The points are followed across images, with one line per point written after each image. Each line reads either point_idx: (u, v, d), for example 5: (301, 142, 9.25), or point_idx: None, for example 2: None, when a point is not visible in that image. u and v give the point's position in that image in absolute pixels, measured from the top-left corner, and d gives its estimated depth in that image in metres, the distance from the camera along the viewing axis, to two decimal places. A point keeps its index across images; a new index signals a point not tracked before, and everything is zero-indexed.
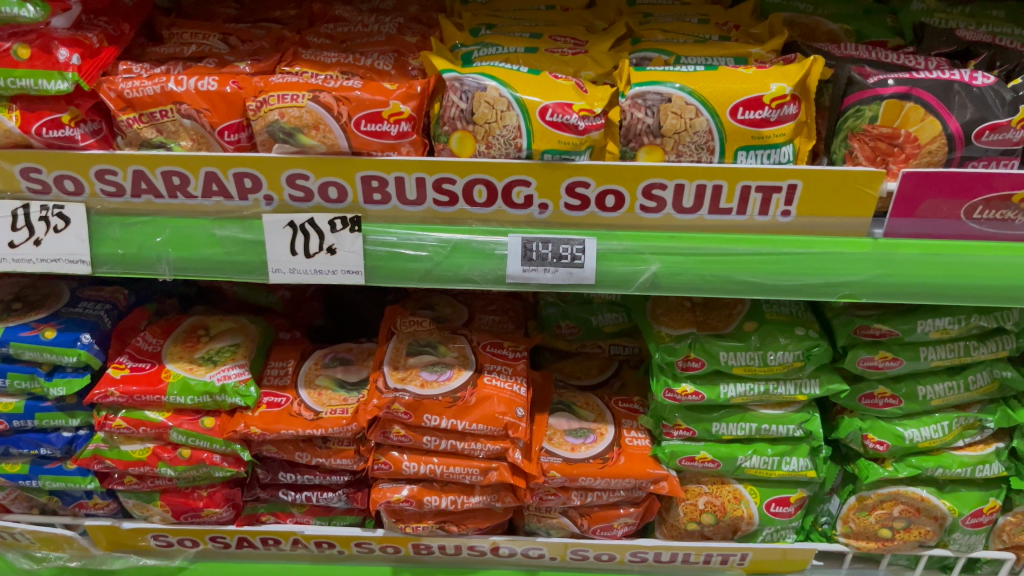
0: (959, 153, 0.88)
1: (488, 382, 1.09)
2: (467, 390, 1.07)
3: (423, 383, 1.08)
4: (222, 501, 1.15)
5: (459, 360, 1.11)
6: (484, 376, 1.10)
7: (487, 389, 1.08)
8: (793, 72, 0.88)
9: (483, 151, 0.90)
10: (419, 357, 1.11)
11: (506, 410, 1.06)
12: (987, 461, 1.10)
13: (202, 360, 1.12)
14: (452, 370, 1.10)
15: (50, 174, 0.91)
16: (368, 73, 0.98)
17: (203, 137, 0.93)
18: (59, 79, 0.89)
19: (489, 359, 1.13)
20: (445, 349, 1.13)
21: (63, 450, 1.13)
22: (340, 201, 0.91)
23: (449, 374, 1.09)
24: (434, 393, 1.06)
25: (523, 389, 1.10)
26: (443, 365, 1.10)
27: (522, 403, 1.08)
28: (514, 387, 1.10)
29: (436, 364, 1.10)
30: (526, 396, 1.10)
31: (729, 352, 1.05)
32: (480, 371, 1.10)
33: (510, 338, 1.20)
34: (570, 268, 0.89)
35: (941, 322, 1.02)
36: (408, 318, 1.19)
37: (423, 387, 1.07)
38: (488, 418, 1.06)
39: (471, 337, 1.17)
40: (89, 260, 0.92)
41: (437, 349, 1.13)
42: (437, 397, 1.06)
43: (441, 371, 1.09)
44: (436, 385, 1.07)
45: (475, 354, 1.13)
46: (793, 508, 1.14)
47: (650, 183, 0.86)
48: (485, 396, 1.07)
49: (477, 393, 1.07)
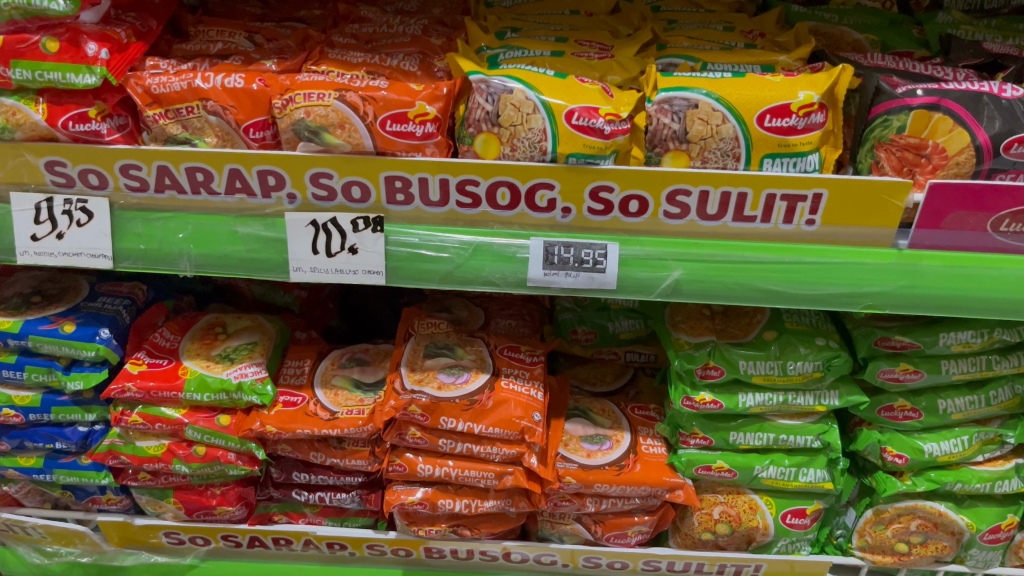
0: (986, 164, 0.87)
1: (505, 386, 1.08)
2: (485, 393, 1.07)
3: (440, 385, 1.07)
4: (235, 499, 1.15)
5: (476, 363, 1.11)
6: (501, 380, 1.09)
7: (505, 393, 1.07)
8: (821, 80, 0.88)
9: (507, 154, 0.90)
10: (436, 359, 1.11)
11: (524, 414, 1.06)
12: (1006, 477, 1.09)
13: (219, 357, 1.12)
14: (470, 373, 1.09)
15: (75, 168, 0.91)
16: (394, 73, 0.98)
17: (228, 134, 0.93)
18: (86, 73, 0.88)
19: (506, 363, 1.12)
20: (462, 352, 1.12)
21: (78, 444, 1.13)
22: (363, 200, 0.91)
23: (466, 377, 1.09)
24: (452, 395, 1.06)
25: (540, 394, 1.10)
26: (460, 368, 1.10)
27: (539, 408, 1.08)
28: (531, 392, 1.09)
29: (454, 367, 1.10)
30: (543, 401, 1.10)
31: (748, 361, 1.05)
32: (497, 374, 1.10)
33: (528, 342, 1.19)
34: (592, 272, 0.88)
35: (962, 335, 1.02)
36: (426, 320, 1.18)
37: (440, 390, 1.06)
38: (505, 421, 1.05)
39: (489, 340, 1.16)
40: (111, 255, 0.92)
41: (454, 351, 1.13)
42: (455, 399, 1.06)
43: (458, 373, 1.09)
44: (453, 388, 1.07)
45: (493, 357, 1.13)
46: (809, 519, 1.14)
47: (675, 189, 0.86)
48: (502, 399, 1.06)
49: (495, 396, 1.06)
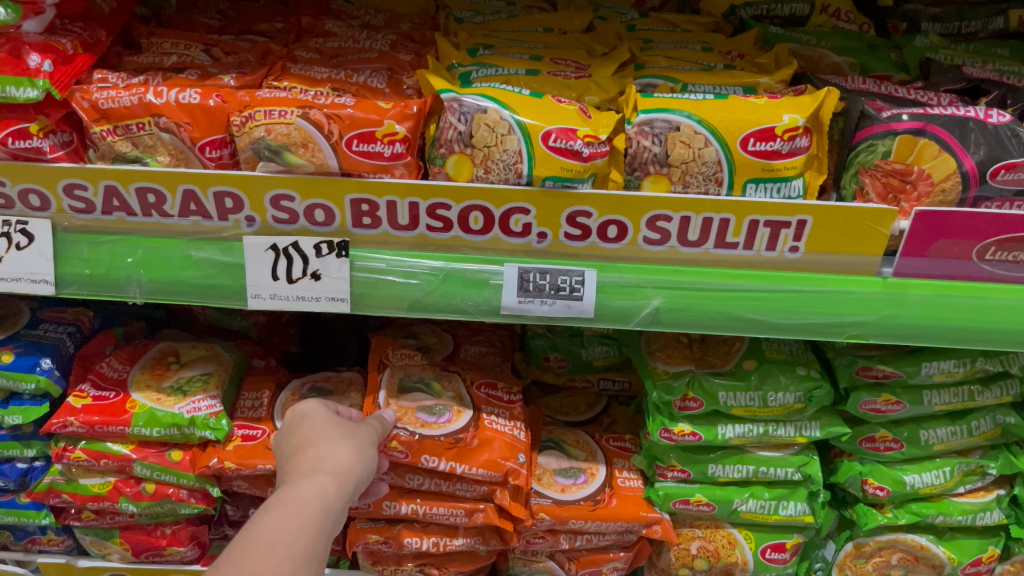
0: (973, 192, 0.85)
1: (489, 425, 1.03)
2: (470, 432, 1.01)
3: (422, 423, 1.00)
4: (187, 539, 1.08)
5: (456, 401, 1.05)
6: (485, 419, 1.04)
7: (489, 433, 1.02)
8: (806, 103, 0.85)
9: (481, 176, 0.85)
10: (414, 395, 1.04)
11: (509, 455, 1.01)
12: (988, 509, 1.07)
13: (171, 390, 1.05)
14: (451, 412, 1.03)
15: (15, 188, 0.85)
16: (361, 90, 0.93)
17: (183, 153, 0.87)
18: (28, 86, 0.82)
19: (485, 401, 1.07)
20: (440, 388, 1.06)
21: (17, 483, 1.05)
22: (327, 224, 0.85)
23: (448, 416, 1.02)
24: (434, 434, 1.00)
25: (522, 435, 1.05)
26: (441, 406, 1.04)
27: (522, 449, 1.03)
28: (515, 432, 1.05)
29: (433, 404, 1.04)
30: (525, 441, 1.05)
31: (728, 392, 1.01)
32: (478, 413, 1.04)
33: (503, 380, 1.15)
34: (568, 300, 0.84)
35: (946, 365, 0.99)
36: (400, 351, 1.11)
37: (422, 427, 1.00)
38: (492, 463, 1.00)
39: (464, 375, 1.11)
40: (54, 281, 0.86)
41: (430, 387, 1.06)
42: (440, 437, 1.00)
43: (439, 412, 1.03)
44: (435, 425, 1.01)
45: (471, 394, 1.07)
46: (789, 554, 1.10)
47: (655, 214, 0.82)
48: (487, 439, 1.01)
49: (480, 436, 1.01)
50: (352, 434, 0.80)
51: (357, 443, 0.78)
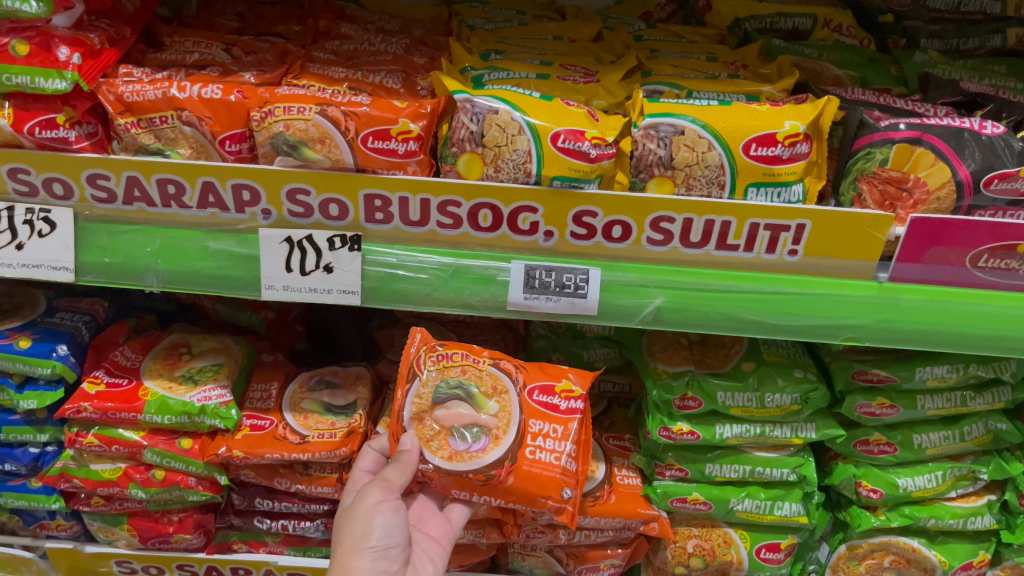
0: (967, 201, 0.88)
1: (530, 456, 0.96)
2: (507, 467, 0.95)
3: (451, 455, 0.96)
4: (193, 527, 1.11)
5: (499, 422, 0.97)
6: (528, 446, 0.97)
7: (527, 467, 0.95)
8: (807, 111, 0.88)
9: (490, 175, 0.88)
10: (454, 410, 0.97)
11: (552, 492, 0.96)
12: (979, 513, 1.09)
13: (182, 379, 1.07)
14: (489, 438, 0.96)
15: (40, 177, 0.87)
16: (376, 90, 0.96)
17: (203, 146, 0.90)
18: (56, 78, 0.85)
19: (535, 414, 0.99)
20: (482, 401, 0.98)
21: (28, 466, 1.08)
22: (340, 218, 0.88)
23: (483, 444, 0.96)
24: (462, 469, 0.95)
25: (572, 461, 0.98)
26: (478, 429, 0.96)
27: (569, 480, 0.97)
28: (562, 460, 0.97)
29: (471, 426, 0.97)
30: (574, 469, 0.98)
31: (727, 392, 1.04)
32: (522, 437, 0.97)
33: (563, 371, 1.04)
34: (572, 297, 0.87)
35: (938, 370, 1.02)
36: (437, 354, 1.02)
37: (451, 460, 0.95)
38: (528, 498, 0.96)
39: (516, 375, 1.02)
40: (73, 268, 0.89)
41: (471, 398, 0.98)
42: (469, 474, 0.95)
43: (474, 437, 0.96)
44: (466, 458, 0.95)
45: (521, 404, 0.99)
46: (783, 554, 1.12)
47: (658, 215, 0.85)
48: (523, 477, 0.95)
49: (515, 472, 0.95)
50: (360, 513, 0.89)
51: (361, 531, 0.88)
